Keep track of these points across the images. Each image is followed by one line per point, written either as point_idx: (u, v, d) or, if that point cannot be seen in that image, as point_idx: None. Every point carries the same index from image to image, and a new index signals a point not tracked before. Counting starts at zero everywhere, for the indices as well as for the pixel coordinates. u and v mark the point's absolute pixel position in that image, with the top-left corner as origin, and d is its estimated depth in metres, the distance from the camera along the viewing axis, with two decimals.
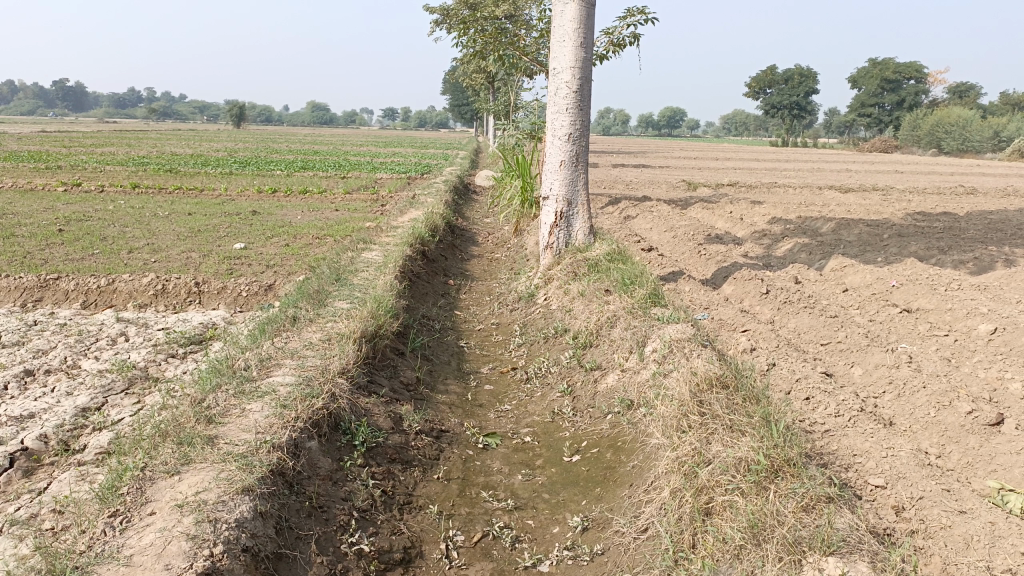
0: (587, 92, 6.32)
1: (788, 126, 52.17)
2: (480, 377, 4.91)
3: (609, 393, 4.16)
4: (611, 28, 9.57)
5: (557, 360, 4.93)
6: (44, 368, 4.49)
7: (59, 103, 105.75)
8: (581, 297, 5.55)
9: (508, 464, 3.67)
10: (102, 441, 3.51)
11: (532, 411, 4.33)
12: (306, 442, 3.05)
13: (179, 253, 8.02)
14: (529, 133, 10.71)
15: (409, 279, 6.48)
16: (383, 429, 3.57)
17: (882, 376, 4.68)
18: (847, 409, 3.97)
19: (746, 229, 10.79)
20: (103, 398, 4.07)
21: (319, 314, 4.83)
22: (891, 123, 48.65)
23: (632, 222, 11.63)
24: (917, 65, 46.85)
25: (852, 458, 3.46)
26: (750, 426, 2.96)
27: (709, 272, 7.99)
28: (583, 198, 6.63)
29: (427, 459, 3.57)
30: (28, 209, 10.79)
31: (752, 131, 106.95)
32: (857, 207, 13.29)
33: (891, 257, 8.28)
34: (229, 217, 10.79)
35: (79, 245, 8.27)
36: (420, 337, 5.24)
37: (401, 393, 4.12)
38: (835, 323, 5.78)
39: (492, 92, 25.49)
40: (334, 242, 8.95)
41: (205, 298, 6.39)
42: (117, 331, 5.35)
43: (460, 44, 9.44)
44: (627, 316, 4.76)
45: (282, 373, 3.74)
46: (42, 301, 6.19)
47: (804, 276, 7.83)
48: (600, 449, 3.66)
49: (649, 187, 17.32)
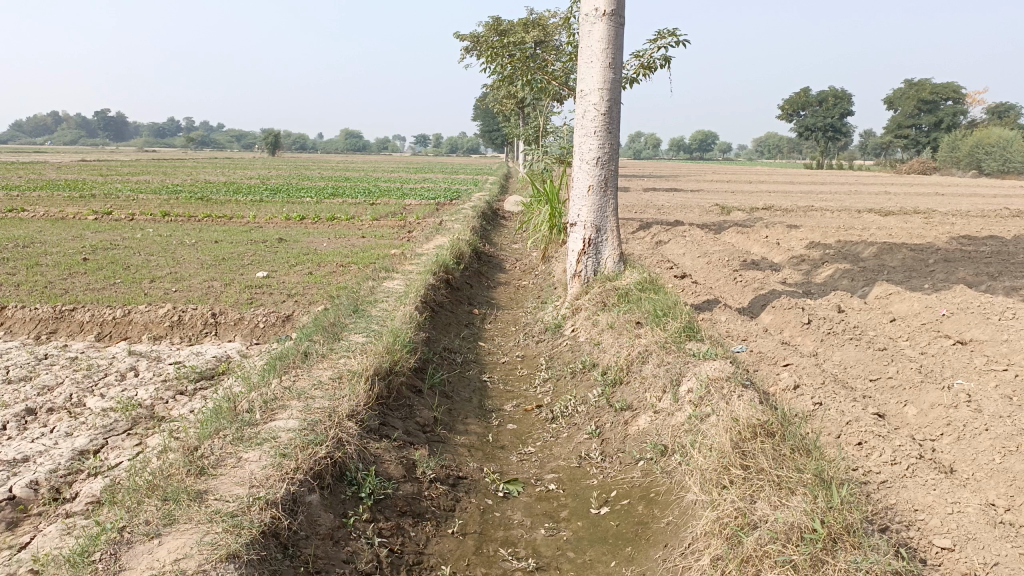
0: (616, 114, 6.06)
1: (823, 149, 51.45)
2: (503, 415, 4.61)
3: (641, 437, 3.83)
4: (642, 51, 9.35)
5: (585, 398, 4.61)
6: (46, 407, 4.29)
7: (101, 133, 108.26)
8: (611, 329, 5.24)
9: (530, 516, 3.35)
10: (94, 489, 3.26)
11: (557, 455, 4.01)
12: (305, 497, 2.79)
13: (200, 282, 7.87)
14: (558, 158, 10.48)
15: (431, 309, 6.24)
16: (394, 477, 3.29)
17: (939, 417, 4.29)
18: (904, 456, 3.61)
19: (783, 255, 10.39)
20: (102, 440, 3.84)
21: (332, 349, 4.59)
22: (929, 145, 47.62)
23: (664, 248, 11.31)
24: (955, 86, 46.02)
25: (913, 514, 3.09)
26: (802, 485, 2.63)
27: (746, 300, 7.63)
28: (613, 225, 6.33)
29: (441, 511, 3.27)
30: (57, 238, 10.79)
31: (787, 153, 105.57)
32: (899, 230, 12.83)
33: (939, 283, 7.84)
34: (255, 245, 10.68)
35: (101, 275, 8.17)
36: (440, 372, 4.96)
37: (416, 436, 3.83)
38: (884, 357, 5.39)
39: (522, 118, 25.43)
40: (357, 270, 8.76)
41: (222, 329, 6.20)
42: (127, 365, 5.15)
43: (488, 70, 9.27)
44: (659, 352, 4.43)
45: (286, 416, 3.49)
46: (56, 333, 6.05)
47: (848, 304, 7.43)
48: (631, 500, 3.34)
49: (681, 212, 16.96)
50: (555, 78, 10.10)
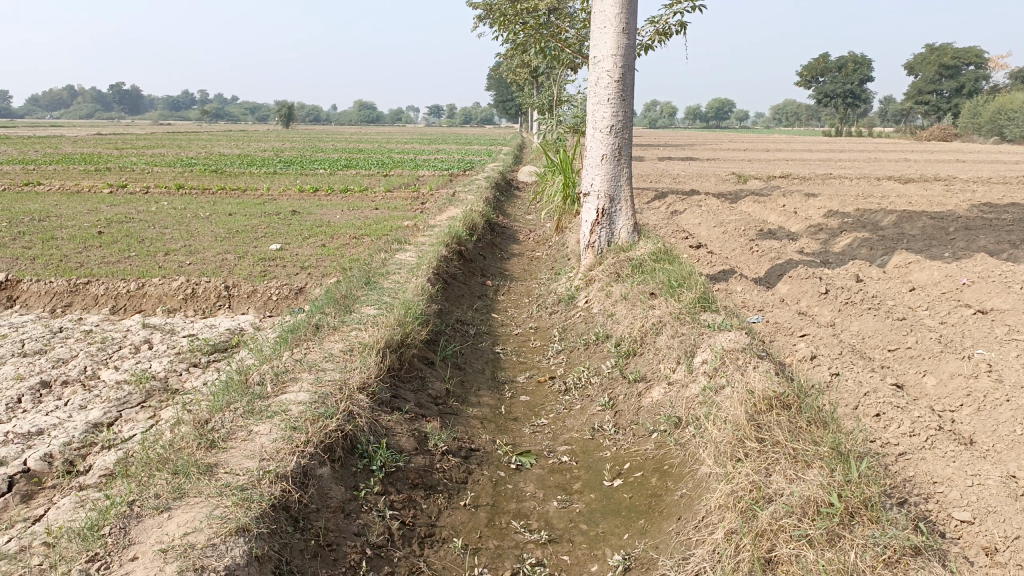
0: (630, 81, 5.94)
1: (842, 116, 50.63)
2: (515, 387, 4.58)
3: (654, 409, 3.79)
4: (658, 17, 9.17)
5: (598, 369, 4.57)
6: (61, 380, 4.31)
7: (115, 106, 108.36)
8: (624, 301, 5.18)
9: (542, 488, 3.33)
10: (107, 461, 3.27)
11: (570, 427, 3.99)
12: (316, 469, 2.78)
13: (214, 255, 7.87)
14: (572, 128, 10.35)
15: (444, 281, 6.21)
16: (405, 450, 3.27)
17: (959, 388, 4.22)
18: (922, 427, 3.55)
19: (800, 224, 10.25)
20: (116, 413, 3.85)
21: (343, 321, 4.57)
22: (950, 111, 46.68)
23: (679, 218, 11.18)
24: (978, 50, 45.04)
25: (931, 486, 3.05)
26: (819, 458, 2.58)
27: (762, 270, 7.53)
28: (627, 194, 6.23)
29: (453, 484, 3.26)
30: (72, 212, 10.82)
31: (805, 120, 103.97)
32: (918, 198, 12.62)
33: (959, 252, 7.70)
34: (268, 217, 10.66)
35: (115, 248, 8.18)
36: (453, 344, 4.93)
37: (428, 408, 3.81)
38: (903, 327, 5.31)
39: (536, 86, 25.16)
40: (371, 242, 8.73)
41: (235, 302, 6.20)
42: (141, 338, 5.16)
43: (501, 38, 9.13)
44: (673, 323, 4.36)
45: (297, 389, 3.48)
46: (71, 307, 6.07)
47: (867, 274, 7.31)
48: (644, 473, 3.31)
49: (697, 181, 16.76)
50: (569, 46, 9.94)
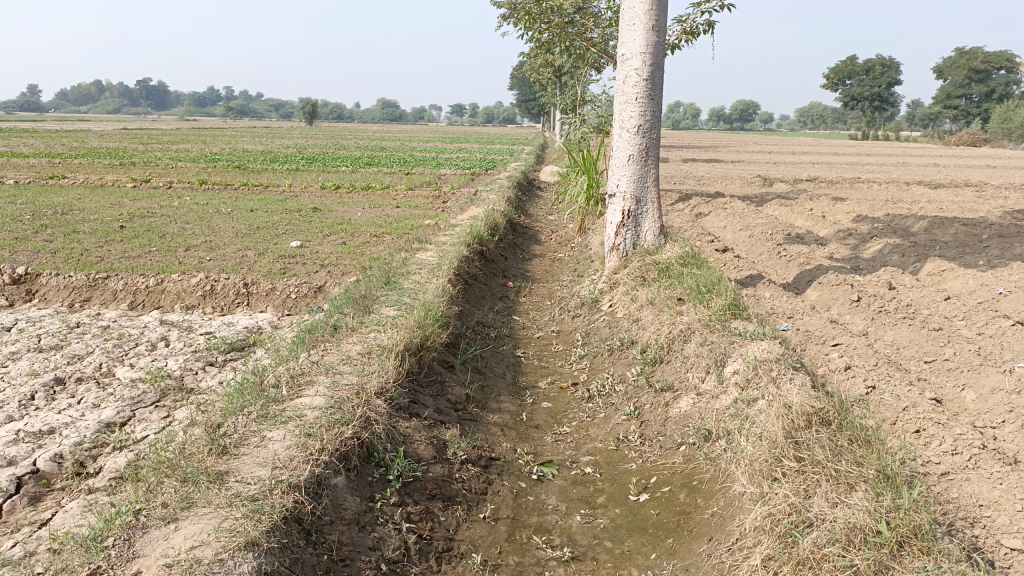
0: (659, 80, 5.78)
1: (868, 120, 50.00)
2: (537, 393, 4.45)
3: (682, 420, 3.65)
4: (685, 16, 9.01)
5: (623, 377, 4.43)
6: (75, 377, 4.24)
7: (142, 101, 109.36)
8: (650, 305, 5.02)
9: (565, 501, 3.19)
10: (117, 464, 3.18)
11: (594, 437, 3.85)
12: (331, 479, 2.67)
13: (234, 251, 7.82)
14: (596, 127, 10.21)
15: (465, 282, 6.09)
16: (423, 458, 3.15)
17: (1001, 403, 4.04)
18: (965, 446, 3.38)
19: (828, 229, 10.04)
20: (130, 412, 3.77)
21: (362, 322, 4.46)
22: (980, 115, 45.91)
23: (704, 220, 11.01)
24: (1009, 55, 44.28)
25: (977, 509, 2.88)
26: (864, 481, 2.44)
27: (790, 276, 7.33)
28: (654, 196, 6.07)
29: (472, 494, 3.13)
30: (95, 206, 10.84)
31: (831, 123, 102.81)
32: (949, 204, 12.34)
33: (995, 260, 7.47)
34: (289, 214, 10.61)
35: (136, 243, 8.15)
36: (473, 347, 4.81)
37: (447, 415, 3.69)
38: (940, 337, 5.12)
39: (559, 86, 25.04)
40: (391, 241, 8.64)
41: (254, 300, 6.12)
42: (158, 334, 5.08)
43: (526, 36, 9.02)
44: (702, 330, 4.20)
45: (313, 392, 3.37)
46: (90, 302, 6.02)
47: (899, 281, 7.10)
48: (672, 488, 3.16)
49: (722, 183, 16.50)
50: (595, 45, 9.80)
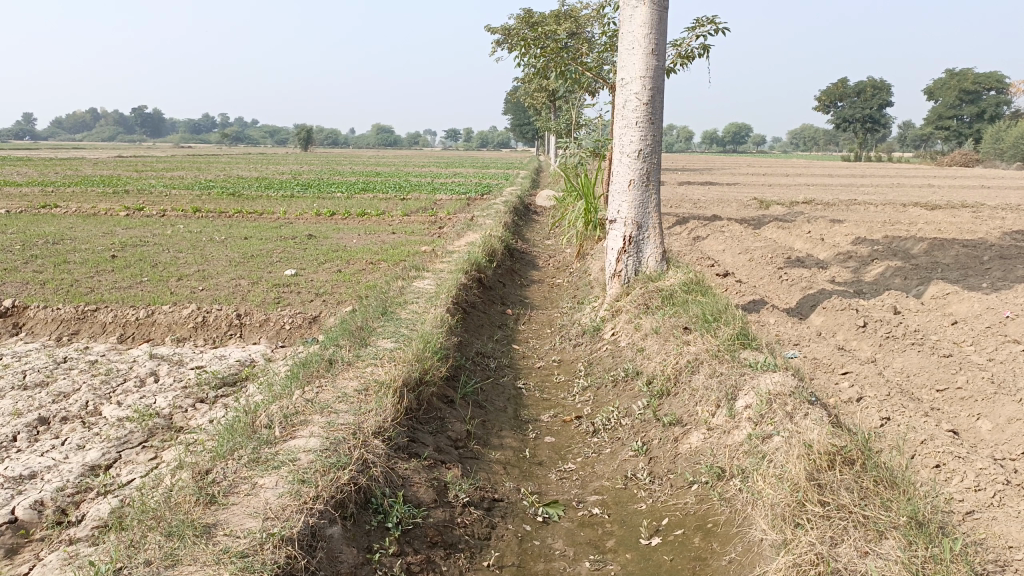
0: (659, 104, 5.70)
1: (860, 142, 50.28)
2: (540, 427, 4.30)
3: (693, 457, 3.50)
4: (679, 40, 9.00)
5: (628, 410, 4.28)
6: (60, 416, 4.07)
7: (138, 129, 109.52)
8: (655, 335, 4.89)
9: (573, 546, 3.03)
10: (101, 511, 3.01)
11: (601, 474, 3.69)
12: (326, 530, 2.52)
13: (227, 280, 7.68)
14: (592, 152, 10.13)
15: (464, 311, 5.96)
16: (424, 503, 3.00)
17: (1020, 434, 3.90)
18: (989, 481, 3.23)
19: (828, 251, 9.95)
20: (115, 454, 3.60)
21: (358, 356, 4.31)
22: (971, 136, 46.16)
23: (702, 244, 10.92)
24: (998, 76, 44.67)
25: (1008, 552, 2.73)
26: (894, 528, 2.32)
27: (793, 300, 7.21)
28: (655, 221, 5.95)
29: (475, 540, 2.97)
30: (87, 234, 10.70)
31: (823, 144, 103.49)
32: (947, 225, 12.28)
33: (998, 282, 7.37)
34: (284, 241, 10.48)
35: (128, 273, 8.00)
36: (473, 380, 4.66)
37: (448, 454, 3.53)
38: (951, 364, 4.98)
39: (553, 111, 25.08)
40: (387, 268, 8.51)
41: (247, 331, 5.97)
42: (147, 369, 4.92)
43: (520, 61, 8.99)
44: (711, 361, 4.06)
45: (306, 433, 3.22)
46: (78, 335, 5.87)
47: (903, 305, 6.98)
48: (686, 531, 3.01)
49: (718, 206, 16.43)
50: (590, 69, 9.77)
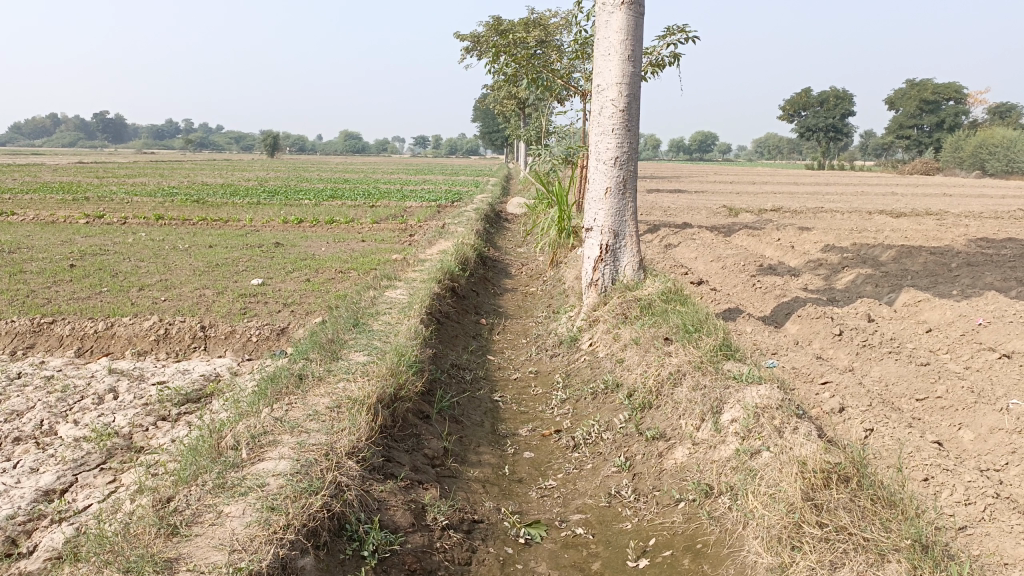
0: (636, 110, 5.62)
1: (824, 150, 51.03)
2: (518, 442, 4.16)
3: (679, 473, 3.40)
4: (650, 48, 8.97)
5: (610, 423, 4.16)
6: (11, 436, 3.84)
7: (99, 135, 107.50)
8: (635, 345, 4.78)
9: (557, 569, 2.91)
10: (55, 541, 2.81)
11: (583, 491, 3.57)
12: (297, 561, 2.36)
13: (191, 291, 7.43)
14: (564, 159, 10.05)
15: (437, 321, 5.81)
16: (401, 527, 2.85)
17: (1002, 444, 3.85)
18: (979, 495, 3.17)
19: (799, 259, 9.97)
20: (71, 477, 3.39)
21: (329, 370, 4.14)
22: (931, 145, 47.06)
23: (674, 252, 10.89)
24: (956, 87, 45.67)
25: (1003, 569, 2.66)
26: (896, 551, 2.27)
27: (768, 308, 7.16)
28: (632, 230, 5.86)
29: (455, 566, 2.84)
30: (45, 243, 10.33)
31: (787, 153, 105.10)
32: (914, 232, 12.40)
33: (968, 289, 7.40)
34: (250, 249, 10.23)
35: (87, 283, 7.70)
36: (449, 394, 4.51)
37: (425, 473, 3.39)
38: (929, 373, 4.94)
39: (523, 119, 25.01)
40: (357, 277, 8.32)
41: (212, 344, 5.75)
42: (106, 385, 4.69)
43: (492, 68, 8.86)
44: (694, 372, 3.96)
45: (276, 455, 3.04)
46: (33, 349, 5.60)
47: (877, 313, 6.97)
48: (675, 551, 2.90)
49: (689, 214, 16.48)
50: (561, 76, 9.67)
